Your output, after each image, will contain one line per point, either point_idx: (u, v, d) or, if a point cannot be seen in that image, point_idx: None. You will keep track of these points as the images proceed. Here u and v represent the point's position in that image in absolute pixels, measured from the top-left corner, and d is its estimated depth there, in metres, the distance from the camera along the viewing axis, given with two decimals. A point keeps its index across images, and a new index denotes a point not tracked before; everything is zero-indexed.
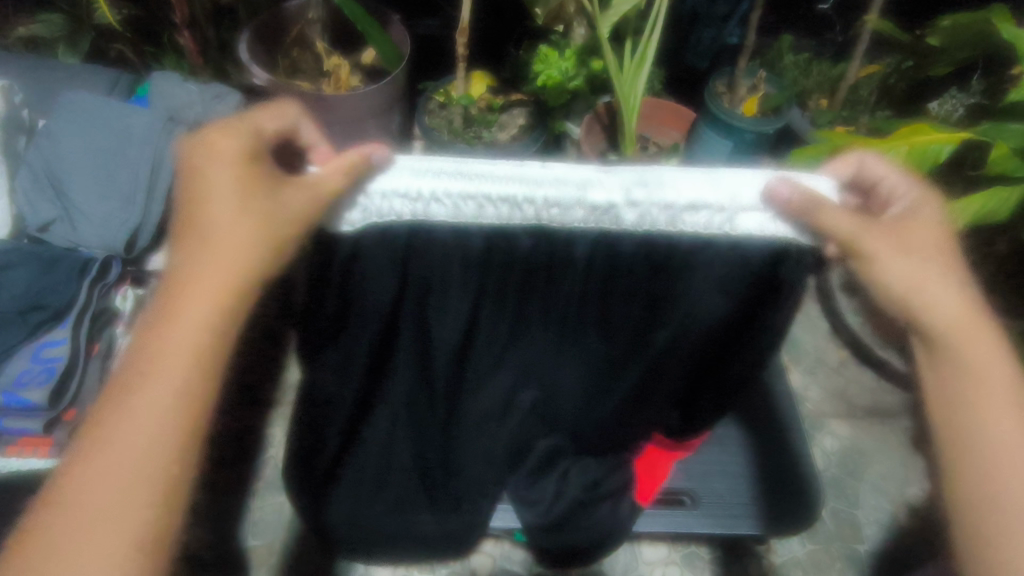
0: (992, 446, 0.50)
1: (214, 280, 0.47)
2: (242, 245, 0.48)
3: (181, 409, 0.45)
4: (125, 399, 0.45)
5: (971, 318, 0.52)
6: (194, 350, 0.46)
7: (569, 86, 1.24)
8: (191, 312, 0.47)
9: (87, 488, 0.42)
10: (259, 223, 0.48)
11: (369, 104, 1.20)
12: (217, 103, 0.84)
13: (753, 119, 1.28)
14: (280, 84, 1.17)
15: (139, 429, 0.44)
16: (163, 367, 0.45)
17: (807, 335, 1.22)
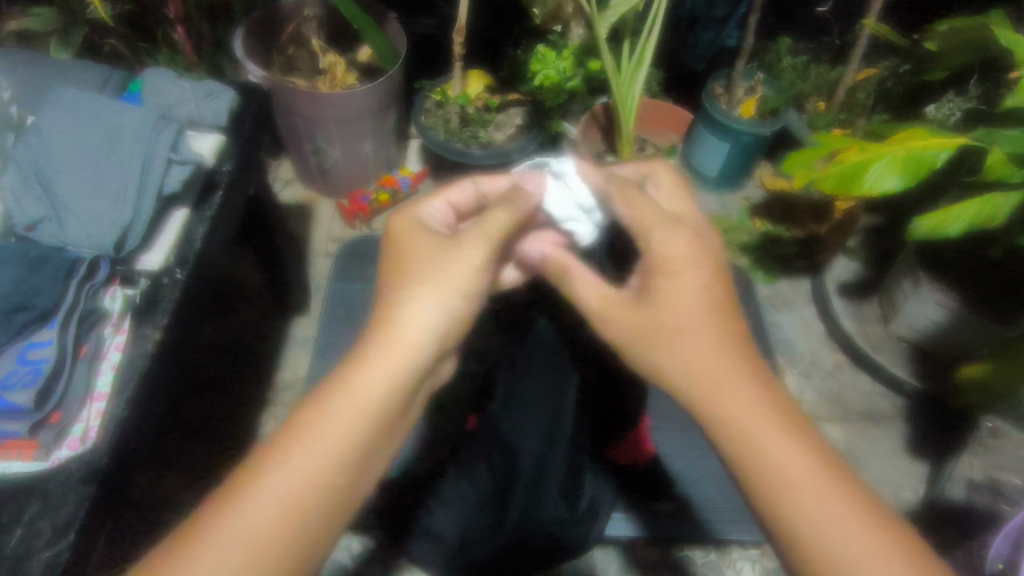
0: (796, 498, 0.50)
1: (402, 341, 0.56)
2: (448, 313, 0.57)
3: (333, 449, 0.51)
4: (297, 441, 0.51)
5: (726, 367, 0.55)
6: (370, 413, 0.53)
7: (565, 86, 1.24)
8: (371, 383, 0.54)
9: (256, 509, 0.49)
10: (457, 292, 0.58)
11: (364, 103, 1.20)
12: (210, 101, 0.82)
13: (748, 120, 1.28)
14: (275, 82, 1.16)
15: (288, 462, 0.50)
16: (325, 424, 0.52)
17: (801, 338, 1.23)
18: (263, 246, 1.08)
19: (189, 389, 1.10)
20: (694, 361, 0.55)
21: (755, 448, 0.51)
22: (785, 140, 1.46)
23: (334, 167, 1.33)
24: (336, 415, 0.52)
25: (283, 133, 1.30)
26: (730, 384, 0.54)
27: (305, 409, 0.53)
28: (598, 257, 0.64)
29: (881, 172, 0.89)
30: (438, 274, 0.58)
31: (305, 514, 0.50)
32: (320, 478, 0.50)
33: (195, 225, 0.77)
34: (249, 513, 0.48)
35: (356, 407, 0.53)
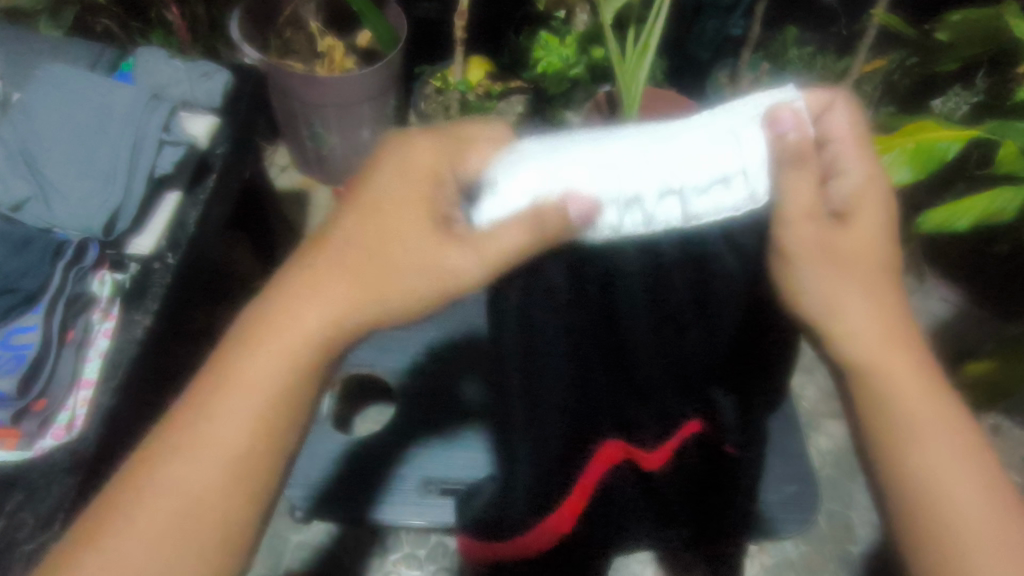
0: (944, 491, 0.49)
1: (338, 283, 0.49)
2: (421, 265, 0.50)
3: (247, 419, 0.47)
4: (216, 413, 0.47)
5: (892, 341, 0.52)
6: (288, 379, 0.48)
7: (569, 74, 1.22)
8: (288, 341, 0.48)
9: (178, 479, 0.46)
10: (419, 240, 0.50)
11: (363, 87, 1.17)
12: (204, 81, 0.80)
13: None
14: (272, 65, 1.13)
15: (216, 412, 0.47)
16: (248, 371, 0.48)
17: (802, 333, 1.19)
18: (258, 232, 1.06)
19: (180, 377, 1.07)
20: (873, 330, 0.52)
21: (904, 418, 0.51)
22: None
23: (332, 154, 1.30)
24: (254, 379, 0.48)
25: (280, 118, 1.28)
26: (877, 328, 0.52)
27: (227, 355, 0.48)
28: (799, 207, 0.49)
29: (889, 162, 0.86)
30: (395, 219, 0.51)
31: (222, 489, 0.46)
32: (247, 428, 0.47)
33: (187, 208, 0.75)
34: (169, 484, 0.46)
35: (276, 372, 0.48)
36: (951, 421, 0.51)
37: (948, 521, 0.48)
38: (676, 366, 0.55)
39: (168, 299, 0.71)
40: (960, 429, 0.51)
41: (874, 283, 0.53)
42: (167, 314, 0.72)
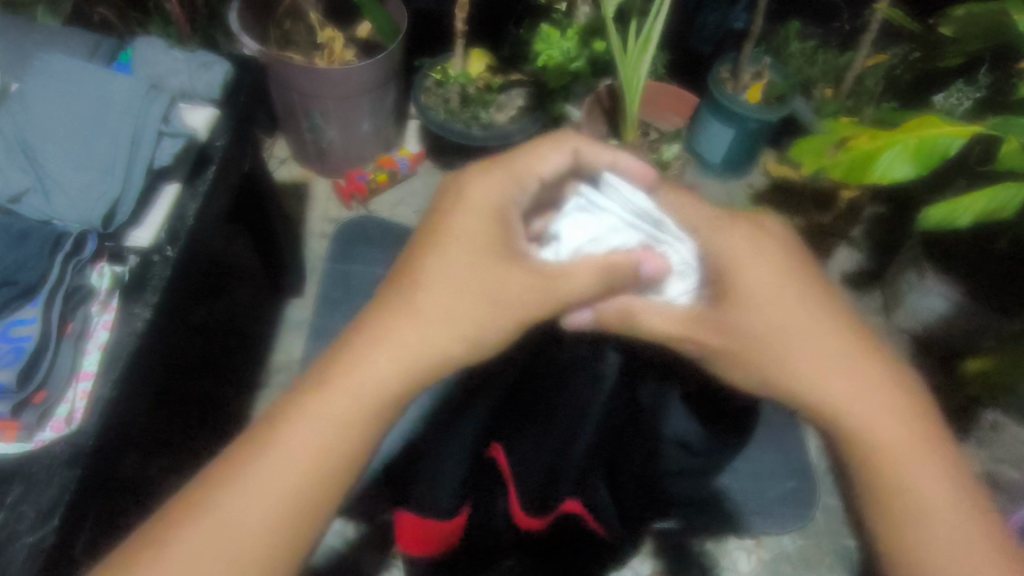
0: (914, 502, 0.52)
1: (440, 314, 0.52)
2: (491, 297, 0.54)
3: (333, 435, 0.49)
4: (304, 420, 0.49)
5: (854, 368, 0.56)
6: (374, 399, 0.50)
7: (570, 68, 1.21)
8: (384, 360, 0.51)
9: (259, 484, 0.47)
10: (505, 270, 0.54)
11: (363, 80, 1.17)
12: (203, 72, 0.79)
13: (753, 107, 1.29)
14: (271, 56, 1.12)
15: (323, 412, 0.49)
16: (359, 382, 0.50)
17: None
18: (258, 224, 1.05)
19: (180, 370, 1.08)
20: (824, 372, 0.56)
21: (879, 438, 0.54)
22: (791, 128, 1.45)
23: (332, 147, 1.30)
24: (345, 393, 0.50)
25: (280, 110, 1.27)
26: (829, 357, 0.57)
27: (338, 363, 0.51)
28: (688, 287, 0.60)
29: (892, 159, 0.87)
30: (491, 254, 0.55)
31: (298, 501, 0.47)
32: (348, 430, 0.49)
33: (187, 201, 0.74)
34: (250, 487, 0.47)
35: (365, 390, 0.50)
36: (925, 446, 0.54)
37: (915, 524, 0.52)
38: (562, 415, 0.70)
39: (167, 292, 0.70)
40: (931, 454, 0.54)
41: (823, 324, 0.57)
42: (167, 307, 0.71)
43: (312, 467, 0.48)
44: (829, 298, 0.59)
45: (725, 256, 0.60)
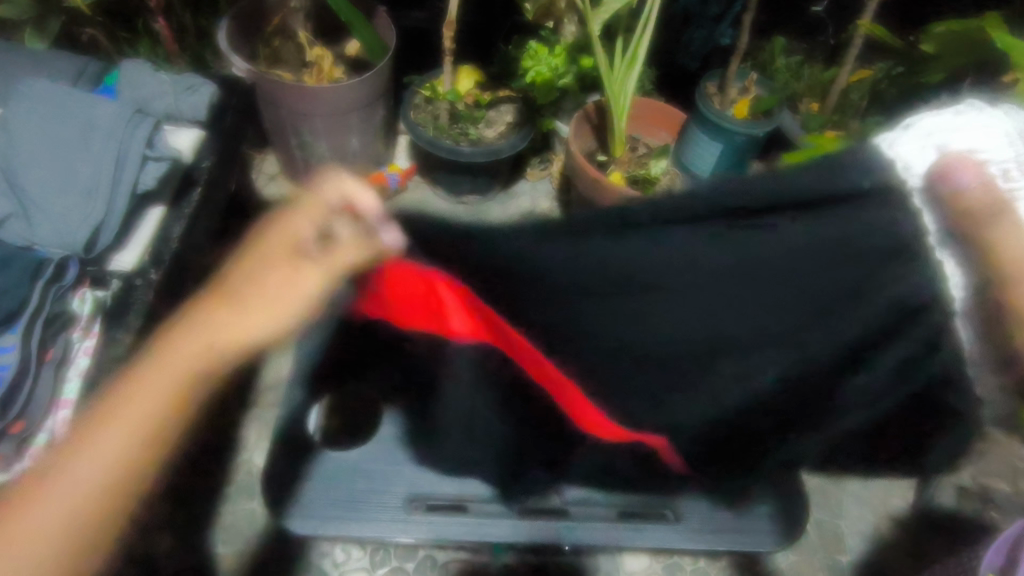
0: None
1: (185, 350, 0.54)
2: (270, 301, 0.54)
3: (115, 447, 0.51)
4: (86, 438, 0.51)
5: None
6: (162, 395, 0.53)
7: (558, 83, 1.22)
8: (174, 356, 0.53)
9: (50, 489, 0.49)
10: (286, 295, 0.54)
11: (353, 97, 1.17)
12: (189, 96, 0.79)
13: (739, 121, 1.32)
14: (260, 75, 1.13)
15: (100, 451, 0.51)
16: (144, 399, 0.52)
17: None
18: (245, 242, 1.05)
19: None
20: None
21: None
22: (778, 143, 1.47)
23: (321, 163, 1.30)
24: (145, 378, 0.53)
25: (268, 128, 1.27)
26: None
27: (107, 407, 0.53)
28: (1011, 213, 0.47)
29: None
30: (262, 271, 0.54)
31: (86, 514, 0.50)
32: (126, 463, 0.51)
33: (171, 223, 0.75)
34: (48, 489, 0.50)
35: (154, 390, 0.53)
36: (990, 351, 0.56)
37: None
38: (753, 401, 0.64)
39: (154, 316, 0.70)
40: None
41: None
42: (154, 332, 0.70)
43: (109, 492, 0.51)
44: None
45: (979, 188, 0.47)
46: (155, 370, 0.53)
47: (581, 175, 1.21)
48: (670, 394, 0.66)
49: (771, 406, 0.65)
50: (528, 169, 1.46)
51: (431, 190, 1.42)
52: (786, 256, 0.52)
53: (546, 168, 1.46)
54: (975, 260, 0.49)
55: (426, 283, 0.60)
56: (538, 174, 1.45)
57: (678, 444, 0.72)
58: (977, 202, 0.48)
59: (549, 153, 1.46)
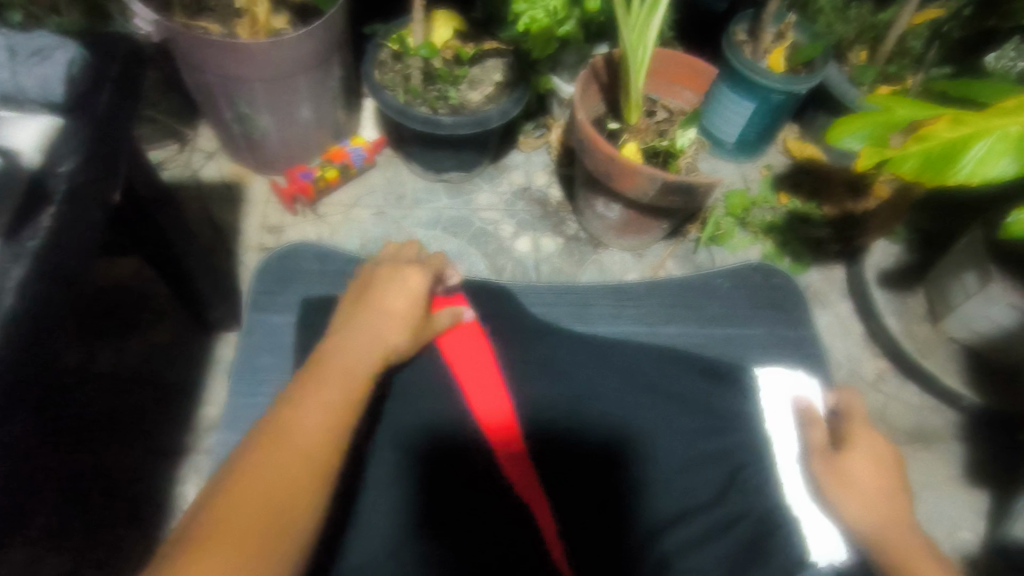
0: None
1: (319, 396, 0.48)
2: (375, 335, 0.54)
3: (257, 486, 0.42)
4: (270, 440, 0.45)
5: (890, 501, 0.58)
6: (321, 435, 0.46)
7: (558, 33, 0.97)
8: (340, 373, 0.50)
9: (235, 502, 0.41)
10: (391, 317, 0.56)
11: (298, 54, 0.91)
12: (38, 63, 0.54)
13: (780, 76, 1.07)
14: (173, 28, 0.87)
15: (256, 477, 0.43)
16: (282, 451, 0.45)
17: (837, 337, 1.12)
18: (160, 255, 0.80)
19: (79, 436, 0.87)
20: (879, 527, 0.56)
21: (892, 541, 0.55)
22: (820, 100, 1.23)
23: (267, 140, 1.05)
24: (295, 416, 0.47)
25: (197, 96, 1.01)
26: (866, 500, 0.57)
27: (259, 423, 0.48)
28: (817, 430, 0.61)
29: (986, 150, 0.70)
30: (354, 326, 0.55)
31: (250, 546, 0.40)
32: (273, 491, 0.42)
33: (6, 265, 0.48)
34: (239, 499, 0.42)
35: (334, 387, 0.49)
36: (888, 509, 0.57)
37: None
38: (683, 469, 0.58)
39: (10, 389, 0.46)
40: (911, 532, 0.56)
41: (891, 494, 0.58)
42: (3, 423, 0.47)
43: (214, 529, 0.40)
44: (894, 479, 0.60)
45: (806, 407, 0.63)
46: (326, 385, 0.49)
47: (589, 151, 0.97)
48: (644, 437, 0.58)
49: (717, 467, 0.59)
50: (521, 137, 1.22)
51: (406, 165, 1.18)
52: (663, 354, 0.68)
53: (542, 135, 1.22)
54: (833, 481, 0.58)
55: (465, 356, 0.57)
56: (533, 143, 1.21)
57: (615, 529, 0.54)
58: (811, 422, 0.62)
59: (545, 117, 1.21)
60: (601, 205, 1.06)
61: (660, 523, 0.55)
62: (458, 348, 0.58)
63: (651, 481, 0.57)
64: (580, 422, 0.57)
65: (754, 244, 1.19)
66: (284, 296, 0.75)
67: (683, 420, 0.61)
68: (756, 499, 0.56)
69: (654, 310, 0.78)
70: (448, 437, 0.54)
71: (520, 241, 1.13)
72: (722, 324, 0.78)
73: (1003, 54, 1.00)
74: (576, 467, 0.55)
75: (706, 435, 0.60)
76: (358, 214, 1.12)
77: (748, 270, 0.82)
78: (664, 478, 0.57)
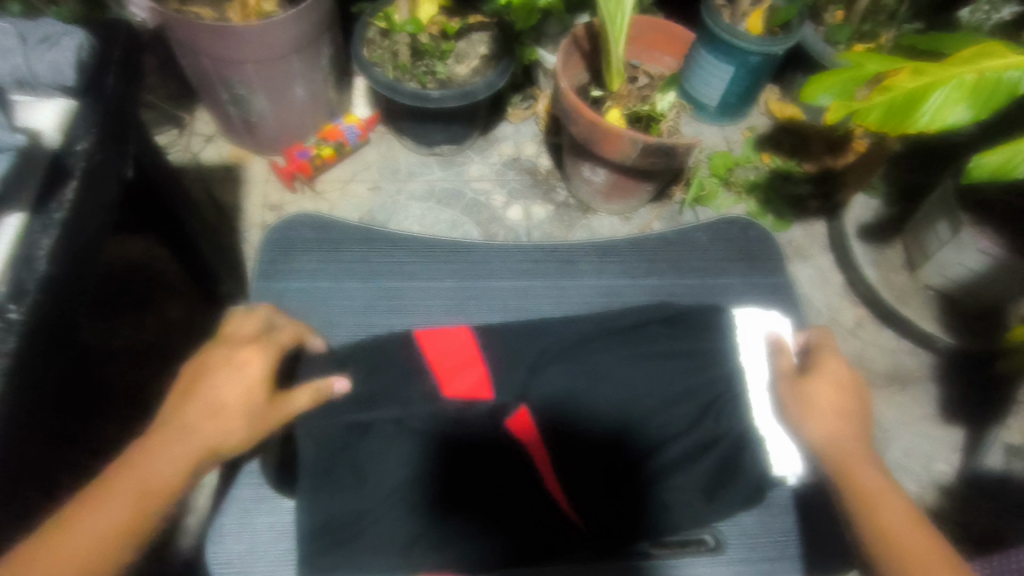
0: (891, 524, 0.56)
1: (157, 462, 0.52)
2: (222, 408, 0.55)
3: (91, 533, 0.48)
4: (97, 502, 0.50)
5: (847, 418, 0.63)
6: (156, 484, 0.51)
7: (539, 4, 1.00)
8: (176, 444, 0.53)
9: (68, 544, 0.48)
10: (226, 398, 0.56)
11: (289, 35, 0.95)
12: (48, 50, 0.58)
13: (757, 38, 1.10)
14: (167, 15, 0.90)
15: (73, 532, 0.48)
16: (100, 502, 0.50)
17: (819, 288, 1.17)
18: (171, 232, 0.84)
19: (103, 407, 0.92)
20: (835, 442, 0.61)
21: (843, 454, 0.61)
22: (798, 61, 1.26)
23: (263, 121, 1.09)
24: (127, 478, 0.51)
25: (193, 81, 1.05)
26: (826, 415, 0.62)
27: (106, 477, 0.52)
28: (784, 356, 0.66)
29: (943, 98, 0.74)
30: (187, 405, 0.55)
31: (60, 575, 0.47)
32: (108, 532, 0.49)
33: (36, 234, 0.52)
34: (66, 544, 0.48)
35: (167, 460, 0.52)
36: (843, 424, 0.62)
37: (883, 521, 0.56)
38: (665, 410, 0.62)
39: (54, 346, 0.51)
40: (860, 445, 0.62)
41: (848, 409, 0.63)
42: (38, 376, 0.51)
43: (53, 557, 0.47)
44: (857, 397, 0.64)
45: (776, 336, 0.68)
46: (162, 452, 0.53)
47: (573, 117, 1.00)
48: (644, 399, 0.63)
49: (697, 401, 0.63)
50: (509, 109, 1.26)
51: (398, 141, 1.22)
52: (636, 309, 0.72)
53: (530, 106, 1.26)
54: (793, 404, 0.63)
55: (453, 354, 0.64)
56: (520, 114, 1.25)
57: (632, 483, 0.60)
58: (783, 354, 0.67)
59: (531, 88, 1.25)
60: (587, 171, 1.10)
61: (666, 471, 0.61)
62: (457, 373, 0.62)
63: (654, 434, 0.62)
64: (589, 394, 0.61)
65: (738, 203, 1.23)
66: (289, 265, 0.80)
67: (653, 361, 0.65)
68: (731, 424, 0.63)
69: (636, 264, 0.83)
70: (467, 418, 0.59)
71: (511, 210, 1.17)
72: (701, 275, 0.83)
73: (976, 8, 1.01)
74: (587, 439, 0.60)
75: (680, 373, 0.65)
76: (353, 189, 1.16)
77: (727, 223, 0.87)
78: (647, 413, 0.62)
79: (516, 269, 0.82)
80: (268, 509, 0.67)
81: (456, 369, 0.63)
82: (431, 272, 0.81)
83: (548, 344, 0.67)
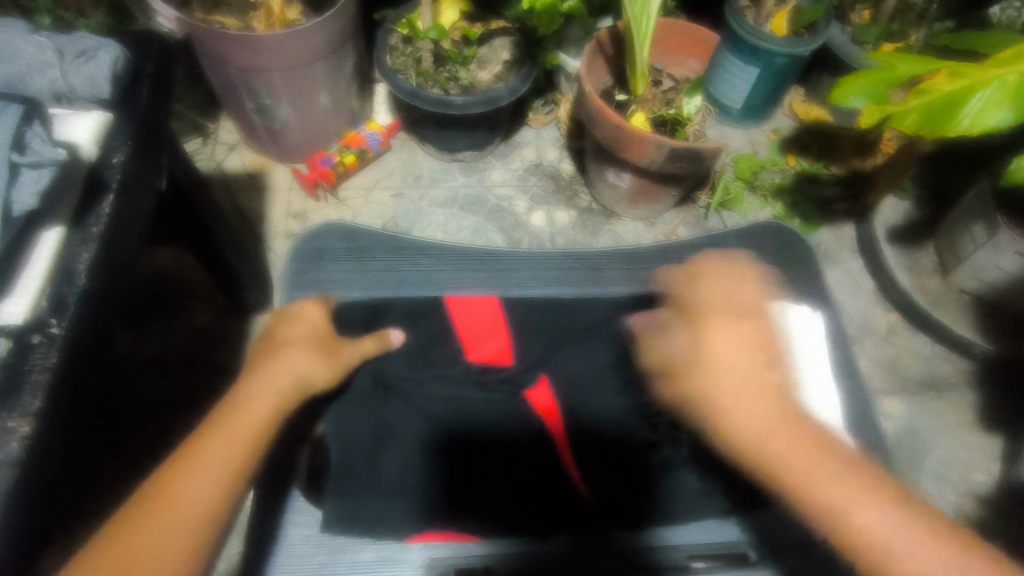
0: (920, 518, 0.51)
1: (246, 420, 0.53)
2: (294, 364, 0.59)
3: (206, 487, 0.49)
4: (196, 465, 0.50)
5: None
6: (250, 435, 0.53)
7: (562, 9, 0.99)
8: (260, 403, 0.55)
9: (179, 506, 0.48)
10: (298, 359, 0.59)
11: (313, 44, 0.95)
12: (85, 63, 0.57)
13: (784, 40, 1.09)
14: (194, 24, 0.91)
15: (180, 494, 0.48)
16: (203, 458, 0.50)
17: (849, 292, 1.15)
18: (200, 241, 0.84)
19: (137, 416, 0.92)
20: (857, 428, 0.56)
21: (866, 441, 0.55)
22: (824, 62, 1.24)
23: (286, 129, 1.09)
24: (221, 434, 0.52)
25: (218, 89, 1.05)
26: None
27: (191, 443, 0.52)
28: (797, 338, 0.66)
29: (984, 101, 0.72)
30: (261, 372, 0.57)
31: (178, 532, 0.47)
32: (219, 489, 0.49)
33: (76, 248, 0.52)
34: (176, 508, 0.48)
35: (254, 417, 0.54)
36: None
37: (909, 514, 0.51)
38: None
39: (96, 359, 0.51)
40: None
41: None
42: (83, 388, 0.51)
43: (169, 517, 0.47)
44: None
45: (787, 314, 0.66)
46: (248, 408, 0.54)
47: (598, 122, 0.99)
48: (661, 391, 0.67)
49: None
50: (530, 114, 1.24)
51: (420, 147, 1.21)
52: (660, 300, 0.75)
53: (551, 111, 1.25)
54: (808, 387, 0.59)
55: (481, 318, 0.71)
56: (542, 118, 1.24)
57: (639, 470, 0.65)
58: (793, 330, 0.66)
59: (553, 93, 1.24)
60: (612, 176, 1.09)
61: (675, 455, 0.66)
62: (482, 340, 0.69)
63: (669, 422, 0.66)
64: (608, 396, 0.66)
65: (765, 207, 1.21)
66: (318, 274, 0.79)
67: None
68: None
69: (667, 270, 0.82)
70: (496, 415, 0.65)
71: (534, 216, 1.16)
72: None
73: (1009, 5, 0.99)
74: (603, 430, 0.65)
75: None
76: (376, 196, 1.16)
77: (759, 229, 0.85)
78: (667, 403, 0.66)
79: (545, 277, 0.81)
80: (300, 522, 0.66)
81: (483, 332, 0.70)
82: (460, 279, 0.81)
83: (580, 350, 0.69)
